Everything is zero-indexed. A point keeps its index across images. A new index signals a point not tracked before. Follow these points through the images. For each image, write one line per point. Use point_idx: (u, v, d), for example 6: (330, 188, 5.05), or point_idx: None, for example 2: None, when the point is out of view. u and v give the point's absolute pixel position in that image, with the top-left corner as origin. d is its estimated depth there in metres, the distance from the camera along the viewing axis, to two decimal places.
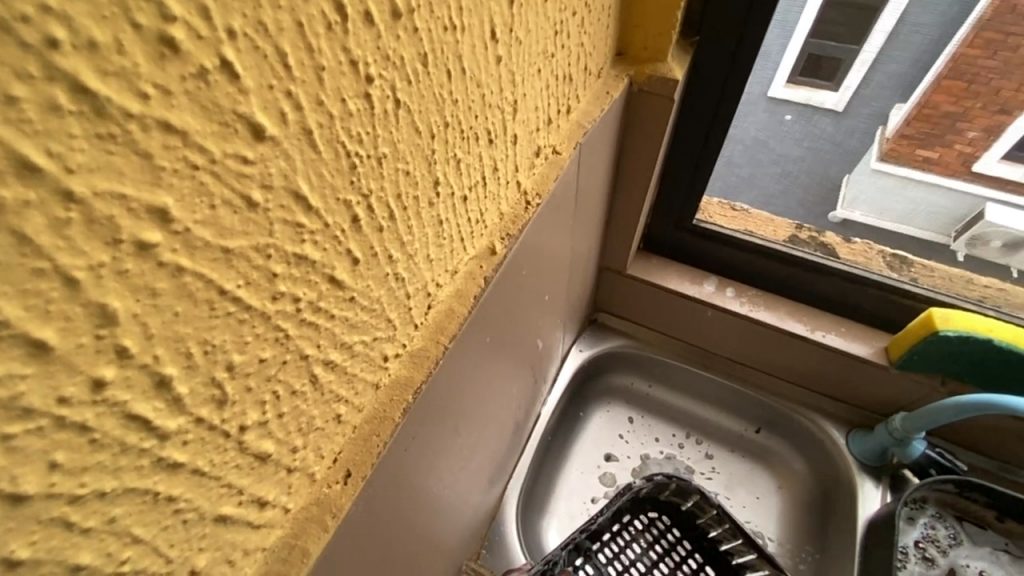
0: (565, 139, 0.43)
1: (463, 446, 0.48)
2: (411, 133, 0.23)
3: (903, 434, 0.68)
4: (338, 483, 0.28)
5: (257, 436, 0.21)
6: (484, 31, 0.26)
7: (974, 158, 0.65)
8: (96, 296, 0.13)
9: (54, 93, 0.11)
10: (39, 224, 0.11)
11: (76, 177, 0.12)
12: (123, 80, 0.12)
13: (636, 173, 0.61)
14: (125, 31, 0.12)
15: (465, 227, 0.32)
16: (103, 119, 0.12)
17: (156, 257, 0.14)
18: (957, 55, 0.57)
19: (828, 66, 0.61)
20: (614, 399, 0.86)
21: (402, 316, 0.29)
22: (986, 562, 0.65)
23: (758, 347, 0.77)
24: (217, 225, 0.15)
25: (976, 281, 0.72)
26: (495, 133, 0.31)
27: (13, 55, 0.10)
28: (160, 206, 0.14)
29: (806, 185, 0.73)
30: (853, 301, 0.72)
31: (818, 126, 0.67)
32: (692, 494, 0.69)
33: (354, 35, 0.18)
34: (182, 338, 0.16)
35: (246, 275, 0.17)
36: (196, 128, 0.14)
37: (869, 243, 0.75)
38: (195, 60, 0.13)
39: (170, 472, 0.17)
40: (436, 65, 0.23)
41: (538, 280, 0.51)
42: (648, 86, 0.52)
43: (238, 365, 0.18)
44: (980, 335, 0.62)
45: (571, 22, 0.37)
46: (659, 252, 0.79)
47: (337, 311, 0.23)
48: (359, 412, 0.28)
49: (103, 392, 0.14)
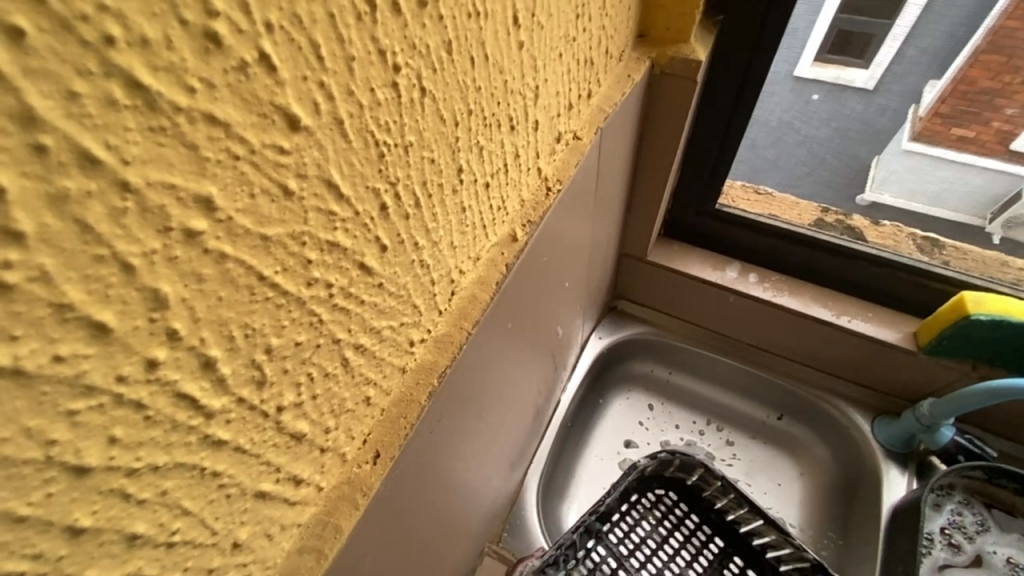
0: (586, 124, 0.43)
1: (485, 430, 0.49)
2: (436, 121, 0.23)
3: (931, 420, 0.67)
4: (368, 463, 0.29)
5: (293, 417, 0.22)
6: (506, 17, 0.26)
7: (1013, 136, 0.63)
8: (149, 281, 0.14)
9: (111, 89, 0.11)
10: (99, 213, 0.12)
11: (132, 168, 0.12)
12: (172, 74, 0.12)
13: (657, 158, 0.60)
14: (173, 27, 0.12)
15: (487, 214, 0.32)
16: (154, 113, 0.12)
17: (201, 244, 0.15)
18: (996, 28, 0.55)
19: (857, 42, 0.60)
20: (634, 386, 0.86)
21: (427, 302, 0.29)
22: (1014, 549, 0.64)
23: (782, 333, 0.76)
24: (256, 213, 0.16)
25: (1011, 264, 0.70)
26: (518, 119, 0.32)
27: (74, 52, 0.11)
28: (205, 194, 0.14)
29: (832, 166, 0.72)
30: (881, 286, 0.71)
31: (848, 103, 0.65)
32: (696, 468, 0.70)
33: (382, 24, 0.18)
34: (224, 322, 0.17)
35: (282, 262, 0.18)
36: (238, 120, 0.14)
37: (898, 227, 0.73)
38: (236, 53, 0.14)
39: (215, 449, 0.18)
40: (460, 53, 0.23)
41: (558, 266, 0.51)
42: (670, 68, 0.51)
43: (276, 348, 0.19)
44: (1014, 318, 0.60)
45: (592, 5, 0.36)
46: (680, 238, 0.78)
47: (366, 296, 0.23)
48: (386, 395, 0.29)
49: (156, 371, 0.15)
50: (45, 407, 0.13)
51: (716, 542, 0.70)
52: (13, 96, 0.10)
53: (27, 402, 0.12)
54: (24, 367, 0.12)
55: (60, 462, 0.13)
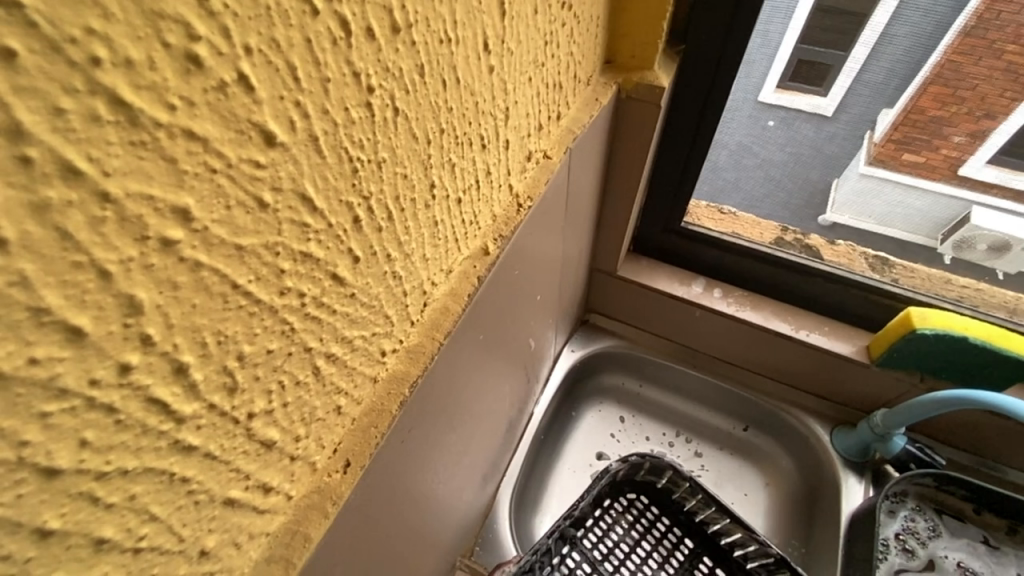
0: (556, 144, 0.44)
1: (458, 441, 0.49)
2: (409, 139, 0.25)
3: (883, 430, 0.70)
4: (338, 472, 0.29)
5: (264, 424, 0.22)
6: (477, 43, 0.28)
7: (962, 162, 0.65)
8: (125, 287, 0.14)
9: (95, 105, 0.12)
10: (79, 221, 0.13)
11: (112, 179, 0.13)
12: (154, 92, 0.13)
13: (625, 177, 0.63)
14: (156, 50, 0.13)
15: (459, 228, 0.34)
16: (136, 128, 0.13)
17: (177, 253, 0.15)
18: (942, 62, 0.57)
19: (817, 71, 0.62)
20: (605, 399, 0.87)
21: (399, 313, 0.30)
22: (965, 553, 0.67)
23: (745, 347, 0.79)
24: (231, 224, 0.17)
25: (954, 282, 0.74)
26: (489, 138, 0.33)
27: (62, 71, 0.11)
28: (182, 206, 0.15)
29: (788, 190, 0.75)
30: (836, 302, 0.74)
31: (800, 131, 0.68)
32: (665, 471, 0.71)
33: (357, 48, 0.19)
34: (197, 329, 0.17)
35: (256, 271, 0.19)
36: (216, 136, 0.15)
37: (851, 245, 0.77)
38: (216, 74, 0.15)
39: (184, 454, 0.19)
40: (432, 75, 0.25)
41: (530, 279, 0.52)
42: (635, 93, 0.53)
43: (248, 355, 0.20)
44: (956, 332, 0.63)
45: (560, 32, 0.38)
46: (649, 254, 0.81)
47: (339, 306, 0.24)
48: (357, 404, 0.29)
49: (128, 376, 0.15)
50: (19, 409, 0.13)
51: (687, 542, 0.71)
52: (1, 111, 0.11)
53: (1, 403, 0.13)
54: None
55: (32, 463, 0.14)
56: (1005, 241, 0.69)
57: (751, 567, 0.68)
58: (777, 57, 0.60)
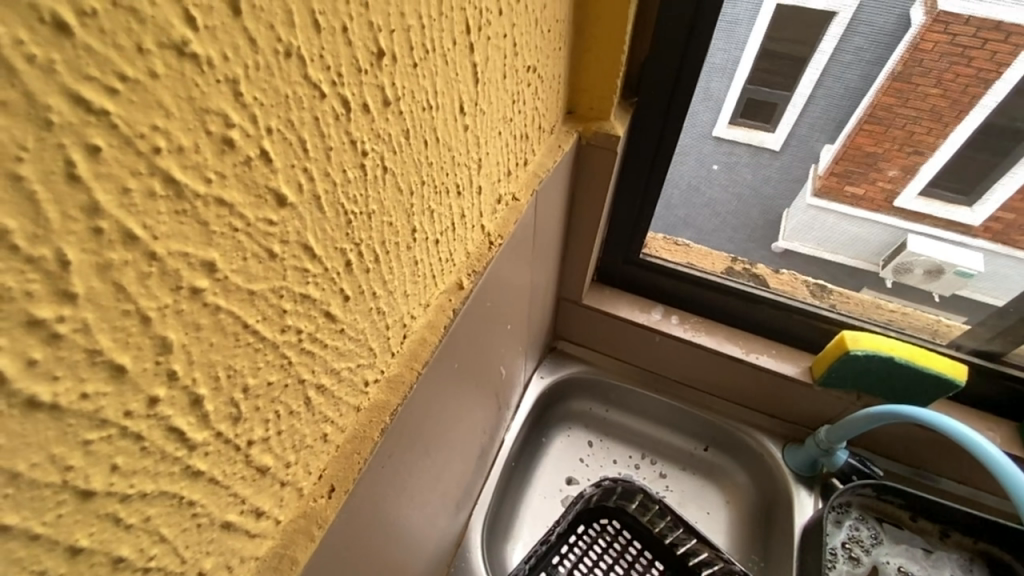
0: (524, 187, 0.49)
1: (432, 468, 0.51)
2: (395, 191, 0.28)
3: (827, 445, 0.75)
4: (324, 497, 0.31)
5: (260, 451, 0.24)
6: (454, 107, 0.32)
7: (895, 194, 0.71)
8: (159, 330, 0.17)
9: (153, 184, 0.15)
10: (131, 277, 0.15)
11: (158, 242, 0.16)
12: (196, 170, 0.16)
13: (586, 215, 0.68)
14: (201, 137, 0.16)
15: (437, 266, 0.37)
16: (180, 199, 0.16)
17: (202, 299, 0.18)
18: (873, 105, 0.63)
19: (764, 110, 0.67)
20: (574, 423, 0.91)
21: (381, 345, 0.33)
22: (904, 558, 0.72)
23: (702, 369, 0.84)
24: (246, 272, 0.20)
25: (885, 305, 0.82)
26: (463, 186, 0.37)
27: (132, 160, 0.14)
28: (209, 260, 0.18)
29: (734, 225, 0.81)
30: (781, 327, 0.81)
31: (740, 173, 0.75)
32: (636, 494, 0.75)
33: (354, 121, 0.23)
34: (212, 364, 0.19)
35: (263, 312, 0.21)
36: (239, 201, 0.18)
37: (795, 274, 0.84)
38: (243, 151, 0.18)
39: (193, 479, 0.21)
40: (416, 137, 0.28)
41: (501, 310, 0.55)
42: (595, 140, 0.59)
43: (251, 387, 0.22)
44: (884, 352, 0.69)
45: (526, 91, 0.43)
46: (612, 284, 0.86)
47: (329, 341, 0.27)
48: (341, 432, 0.31)
49: (155, 408, 0.18)
50: (68, 437, 0.15)
51: (657, 565, 0.75)
52: (85, 193, 0.13)
53: (55, 433, 0.15)
54: (59, 403, 0.15)
55: (72, 486, 0.16)
56: (939, 266, 0.75)
57: None
58: (726, 100, 0.67)
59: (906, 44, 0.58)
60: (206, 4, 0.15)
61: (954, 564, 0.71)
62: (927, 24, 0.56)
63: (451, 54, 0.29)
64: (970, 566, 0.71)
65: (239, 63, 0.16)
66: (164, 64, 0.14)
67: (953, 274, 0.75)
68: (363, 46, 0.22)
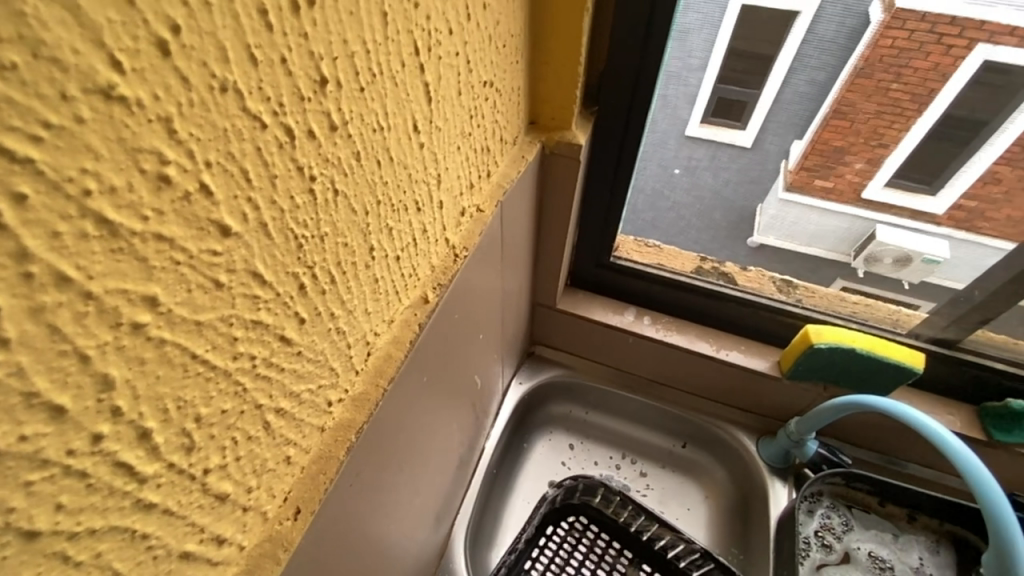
0: (488, 199, 0.50)
1: (408, 481, 0.51)
2: (348, 213, 0.28)
3: (798, 437, 0.77)
4: (289, 519, 0.31)
5: (218, 478, 0.24)
6: (407, 126, 0.32)
7: (863, 185, 0.76)
8: (100, 366, 0.17)
9: (85, 226, 0.15)
10: (66, 317, 0.16)
11: (94, 281, 0.16)
12: (132, 209, 0.16)
13: (555, 221, 0.69)
14: (135, 176, 0.16)
15: (399, 282, 0.37)
16: (115, 238, 0.16)
17: (145, 333, 0.18)
18: (839, 99, 0.66)
19: (735, 108, 0.71)
20: (555, 427, 0.92)
21: (343, 364, 0.33)
22: (874, 543, 0.74)
23: (676, 368, 0.86)
24: (192, 304, 0.20)
25: (847, 299, 0.83)
26: (423, 202, 0.37)
27: (60, 205, 0.15)
28: (151, 294, 0.18)
29: (697, 227, 0.86)
30: (749, 323, 0.83)
31: (701, 178, 0.81)
32: (597, 489, 0.77)
33: (300, 148, 0.23)
34: (160, 396, 0.20)
35: (212, 341, 0.21)
36: (180, 235, 0.18)
37: (761, 271, 0.85)
38: (181, 186, 0.18)
39: (145, 512, 0.21)
40: (368, 158, 0.29)
41: (471, 318, 0.56)
42: (558, 150, 0.60)
43: (204, 416, 0.22)
44: (846, 345, 0.71)
45: (484, 105, 0.44)
46: (584, 287, 0.87)
47: (286, 364, 0.27)
48: (306, 453, 0.32)
49: (99, 444, 0.18)
50: (8, 480, 0.15)
51: (626, 554, 0.76)
52: (12, 241, 0.14)
53: None
54: None
55: (16, 527, 0.16)
56: (907, 254, 0.78)
57: (684, 566, 0.74)
58: (699, 95, 0.69)
59: (867, 41, 0.60)
60: (134, 47, 0.15)
61: (921, 546, 0.74)
62: (886, 21, 0.57)
63: (401, 76, 0.30)
64: (936, 548, 0.74)
65: (172, 102, 0.17)
66: (91, 108, 0.14)
67: (921, 262, 0.77)
68: (305, 74, 0.22)
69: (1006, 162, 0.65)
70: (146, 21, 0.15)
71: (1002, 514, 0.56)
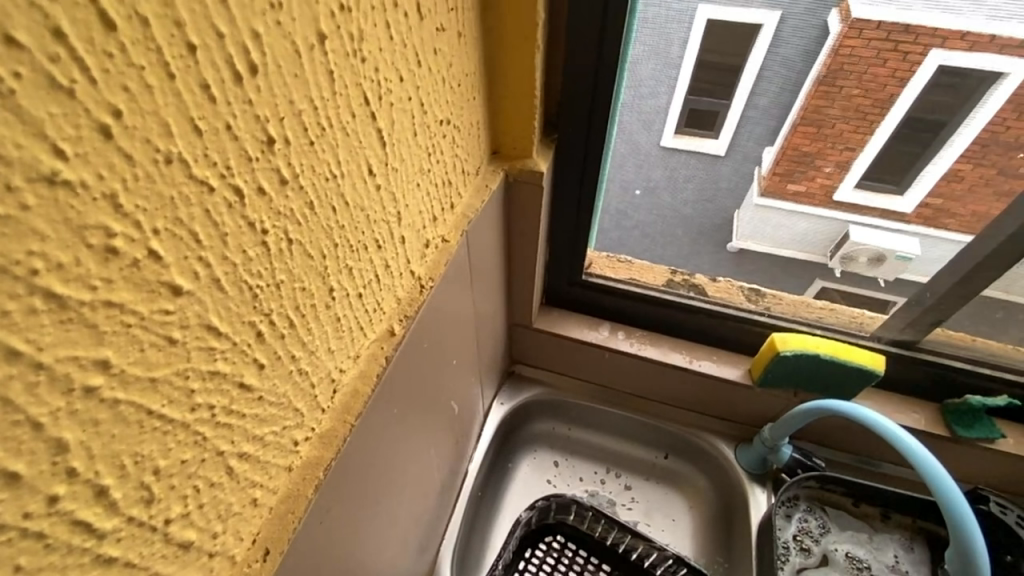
0: (452, 229, 0.51)
1: (385, 511, 0.51)
2: (305, 259, 0.29)
3: (772, 442, 0.79)
4: (259, 561, 0.31)
5: (181, 527, 0.25)
6: (362, 170, 0.33)
7: (834, 188, 0.77)
8: (54, 432, 0.18)
9: (33, 301, 0.16)
10: (18, 388, 0.16)
11: (45, 351, 0.17)
12: (80, 281, 0.17)
13: (525, 244, 0.71)
14: (81, 251, 0.17)
15: (363, 317, 0.38)
16: (64, 309, 0.17)
17: (98, 395, 0.19)
18: (806, 107, 0.68)
19: (707, 118, 0.71)
20: (539, 445, 0.93)
21: (308, 404, 0.34)
22: (850, 543, 0.76)
23: (653, 381, 0.87)
24: (145, 362, 0.21)
25: (815, 304, 0.86)
26: (383, 240, 0.39)
27: (8, 285, 0.16)
28: (103, 357, 0.19)
29: (661, 245, 0.87)
30: (719, 332, 0.85)
31: (659, 199, 0.83)
32: (570, 507, 0.78)
33: (250, 205, 0.24)
34: (116, 454, 0.20)
35: (168, 395, 0.22)
36: (130, 300, 0.19)
37: (730, 280, 0.88)
38: (129, 255, 0.19)
39: (106, 566, 0.21)
40: (322, 205, 0.30)
41: (443, 345, 0.56)
42: (521, 177, 0.62)
43: (163, 468, 0.23)
44: (810, 351, 0.74)
45: (442, 142, 0.45)
46: (560, 305, 0.89)
47: (247, 410, 0.28)
48: (274, 494, 0.32)
49: (56, 505, 0.19)
50: None
51: (604, 568, 0.76)
52: None
53: None
54: None
55: None
56: (880, 253, 0.80)
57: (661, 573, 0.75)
58: (670, 110, 0.70)
59: (827, 51, 0.62)
60: (76, 134, 0.16)
61: (896, 544, 0.76)
62: (844, 32, 0.59)
63: (352, 125, 0.31)
64: (910, 544, 0.76)
65: (117, 179, 0.18)
66: (35, 195, 0.16)
67: (894, 259, 0.79)
68: (252, 136, 0.24)
69: (967, 160, 0.67)
70: (87, 111, 0.16)
71: (957, 510, 0.58)
